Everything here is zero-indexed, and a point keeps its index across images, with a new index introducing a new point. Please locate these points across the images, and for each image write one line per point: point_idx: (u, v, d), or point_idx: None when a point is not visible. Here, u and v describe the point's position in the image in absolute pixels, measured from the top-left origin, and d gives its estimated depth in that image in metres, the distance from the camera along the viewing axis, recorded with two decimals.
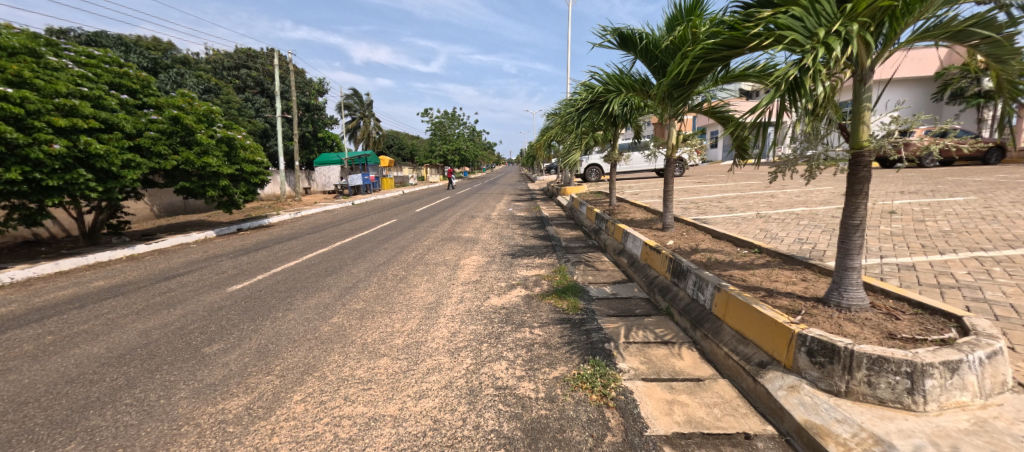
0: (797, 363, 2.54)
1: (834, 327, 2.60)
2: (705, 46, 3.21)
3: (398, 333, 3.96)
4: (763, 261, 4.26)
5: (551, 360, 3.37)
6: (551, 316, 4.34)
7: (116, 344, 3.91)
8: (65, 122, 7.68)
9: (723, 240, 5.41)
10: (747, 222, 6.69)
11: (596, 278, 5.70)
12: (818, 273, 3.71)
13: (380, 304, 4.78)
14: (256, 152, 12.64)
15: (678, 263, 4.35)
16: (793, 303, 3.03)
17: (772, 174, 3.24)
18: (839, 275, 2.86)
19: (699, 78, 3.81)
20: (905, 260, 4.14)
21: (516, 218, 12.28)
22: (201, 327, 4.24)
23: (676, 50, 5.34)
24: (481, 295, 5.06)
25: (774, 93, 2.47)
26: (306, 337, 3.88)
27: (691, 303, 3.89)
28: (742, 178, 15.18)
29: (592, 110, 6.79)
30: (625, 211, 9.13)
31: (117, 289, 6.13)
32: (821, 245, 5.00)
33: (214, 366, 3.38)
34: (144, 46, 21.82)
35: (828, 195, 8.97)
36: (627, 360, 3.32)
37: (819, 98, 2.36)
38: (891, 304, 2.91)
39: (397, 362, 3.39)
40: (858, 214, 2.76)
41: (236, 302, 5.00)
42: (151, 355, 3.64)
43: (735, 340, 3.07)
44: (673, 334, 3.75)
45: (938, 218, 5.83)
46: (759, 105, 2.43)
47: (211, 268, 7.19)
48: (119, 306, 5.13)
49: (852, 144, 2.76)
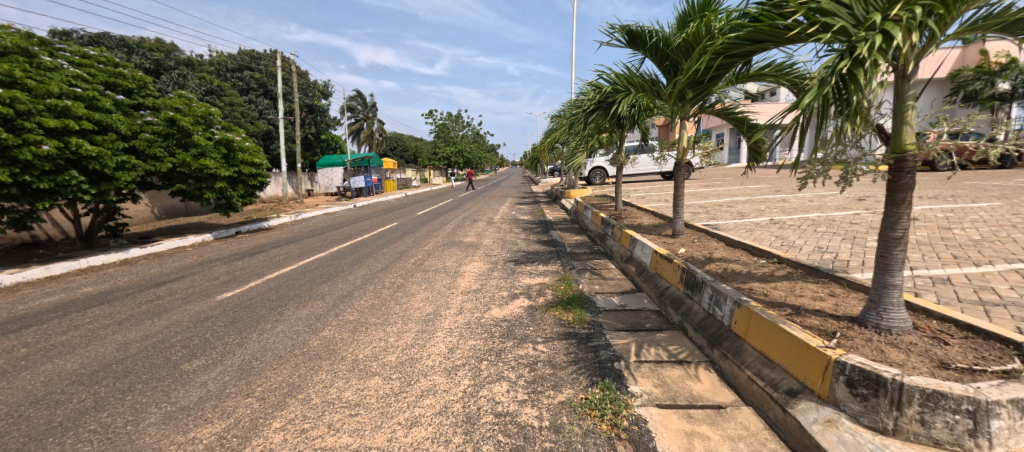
0: (834, 394, 2.24)
1: (877, 353, 2.31)
2: (727, 40, 2.99)
3: (393, 348, 3.69)
4: (783, 273, 3.98)
5: (556, 382, 3.09)
6: (556, 330, 4.06)
7: (92, 359, 3.67)
8: (56, 123, 7.49)
9: (738, 249, 5.12)
10: (761, 229, 6.39)
11: (603, 287, 5.41)
12: (847, 287, 3.43)
13: (376, 315, 4.51)
14: (254, 155, 12.48)
15: (691, 274, 4.07)
16: (825, 323, 2.74)
17: (800, 180, 2.95)
18: (878, 293, 2.57)
19: (718, 76, 3.55)
20: (939, 273, 3.84)
21: (520, 221, 12.02)
22: (183, 340, 3.99)
23: (688, 49, 5.07)
24: (482, 306, 4.78)
25: (819, 90, 2.22)
26: (293, 353, 3.62)
27: (707, 318, 3.60)
28: (752, 181, 14.83)
29: (599, 111, 6.52)
30: (631, 215, 8.85)
31: (104, 296, 5.89)
32: (844, 254, 4.71)
33: (191, 386, 3.13)
34: (149, 46, 21.62)
35: (844, 200, 8.64)
36: (639, 382, 3.03)
37: (872, 94, 2.15)
38: (935, 325, 2.61)
39: (389, 382, 3.12)
40: (901, 225, 2.48)
41: (224, 312, 4.75)
42: (126, 372, 3.38)
43: (759, 363, 2.78)
44: (687, 353, 3.47)
45: (965, 226, 5.51)
46: (801, 103, 2.21)
47: (204, 273, 6.95)
48: (102, 316, 4.87)
49: (894, 148, 2.48)
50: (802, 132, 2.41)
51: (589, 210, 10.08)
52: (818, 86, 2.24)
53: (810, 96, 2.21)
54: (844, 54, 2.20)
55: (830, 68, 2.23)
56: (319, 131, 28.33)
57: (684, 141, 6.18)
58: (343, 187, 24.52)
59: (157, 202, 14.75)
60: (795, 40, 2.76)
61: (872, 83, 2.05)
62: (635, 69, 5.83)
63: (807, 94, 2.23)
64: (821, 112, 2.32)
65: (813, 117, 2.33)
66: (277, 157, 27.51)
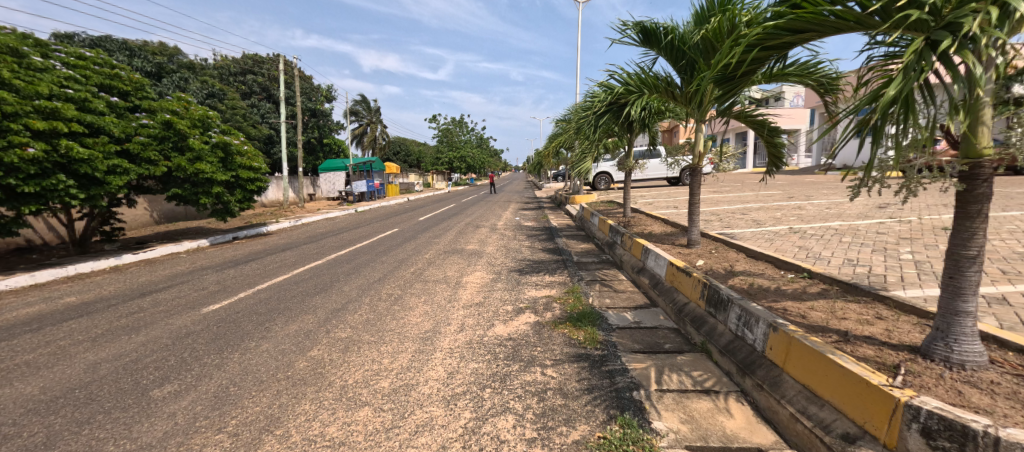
0: (906, 444, 1.89)
1: (954, 395, 1.96)
2: (763, 30, 2.65)
3: (386, 373, 3.33)
4: (817, 290, 3.63)
5: (570, 415, 2.74)
6: (566, 351, 3.71)
7: (56, 383, 3.33)
8: (44, 124, 7.18)
9: (761, 261, 4.75)
10: (781, 238, 6.02)
11: (615, 302, 5.04)
12: (893, 308, 3.08)
13: (369, 332, 4.16)
14: (253, 159, 12.16)
15: (715, 290, 3.70)
16: (882, 354, 2.38)
17: (849, 189, 2.53)
18: (945, 322, 2.23)
19: (748, 72, 3.21)
20: (992, 291, 3.46)
21: (523, 228, 11.66)
22: (159, 360, 3.64)
23: (708, 47, 4.75)
24: (485, 322, 4.42)
25: (908, 80, 1.90)
26: (277, 377, 3.26)
27: (735, 341, 3.25)
28: (761, 187, 14.45)
29: (610, 114, 6.07)
30: (641, 223, 8.49)
31: (85, 308, 5.54)
32: (878, 268, 4.34)
33: (157, 418, 2.78)
34: (153, 48, 21.32)
35: (863, 208, 8.27)
36: (663, 417, 2.67)
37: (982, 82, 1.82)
38: (1013, 359, 2.24)
39: (380, 415, 2.76)
40: (976, 242, 2.13)
41: (207, 327, 4.40)
42: (88, 400, 3.03)
43: (804, 398, 2.43)
44: (714, 380, 3.11)
45: (1004, 237, 5.14)
46: (889, 97, 1.88)
47: (193, 283, 6.60)
48: (77, 330, 4.52)
49: (966, 152, 2.11)
50: (877, 131, 2.10)
51: (595, 216, 9.72)
52: (904, 77, 1.92)
53: (898, 88, 1.89)
54: (939, 38, 1.92)
55: (920, 57, 1.92)
56: (321, 135, 28.03)
57: (700, 144, 5.89)
58: (345, 191, 24.17)
59: (155, 207, 14.50)
60: (842, 29, 2.48)
61: (979, 69, 1.76)
62: (647, 68, 5.48)
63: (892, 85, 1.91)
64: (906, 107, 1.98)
65: (896, 115, 2.04)
66: (278, 161, 27.24)
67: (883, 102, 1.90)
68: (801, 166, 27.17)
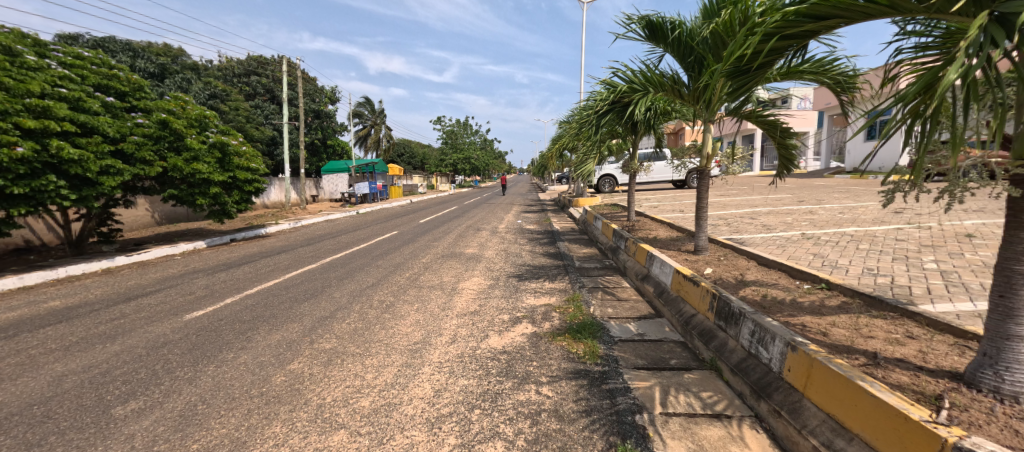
0: None
1: (1012, 436, 1.70)
2: (783, 17, 2.38)
3: (369, 390, 3.07)
4: (837, 303, 3.35)
5: (565, 443, 2.47)
6: (564, 366, 3.44)
7: (15, 398, 3.08)
8: (35, 124, 6.99)
9: (775, 270, 4.46)
10: (794, 245, 5.73)
11: (617, 311, 4.75)
12: (924, 325, 2.81)
13: (356, 344, 3.91)
14: (251, 159, 11.94)
15: (725, 301, 3.43)
16: (920, 382, 2.12)
17: (883, 194, 2.29)
18: (994, 347, 1.97)
19: (765, 65, 2.92)
20: None
21: (525, 231, 11.41)
22: (128, 372, 3.38)
23: (717, 43, 4.49)
24: (479, 333, 4.15)
25: (971, 61, 1.63)
26: (249, 395, 3.01)
27: (747, 359, 2.98)
28: (770, 191, 14.13)
29: (613, 114, 5.79)
30: (645, 227, 8.20)
31: (68, 312, 5.31)
32: (901, 279, 4.06)
33: (113, 441, 2.53)
34: (157, 49, 21.21)
35: (877, 213, 7.95)
36: (670, 447, 2.40)
37: None
38: None
39: (356, 440, 2.50)
40: None
41: (186, 336, 4.14)
42: (44, 419, 2.78)
43: (830, 430, 2.17)
44: (725, 402, 2.84)
45: None
46: (949, 82, 1.61)
47: (182, 287, 6.36)
48: (51, 338, 4.27)
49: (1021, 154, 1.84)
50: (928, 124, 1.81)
51: (599, 220, 9.43)
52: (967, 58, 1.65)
53: (961, 70, 1.62)
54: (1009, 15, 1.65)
55: (985, 36, 1.65)
56: (325, 136, 27.94)
57: (707, 145, 5.66)
58: (347, 193, 24.01)
59: (155, 207, 14.35)
60: (872, 14, 2.21)
61: None
62: (653, 65, 5.21)
63: (953, 68, 1.63)
64: (967, 96, 1.70)
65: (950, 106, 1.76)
66: (281, 162, 27.14)
67: (943, 87, 1.62)
68: (810, 169, 26.73)
